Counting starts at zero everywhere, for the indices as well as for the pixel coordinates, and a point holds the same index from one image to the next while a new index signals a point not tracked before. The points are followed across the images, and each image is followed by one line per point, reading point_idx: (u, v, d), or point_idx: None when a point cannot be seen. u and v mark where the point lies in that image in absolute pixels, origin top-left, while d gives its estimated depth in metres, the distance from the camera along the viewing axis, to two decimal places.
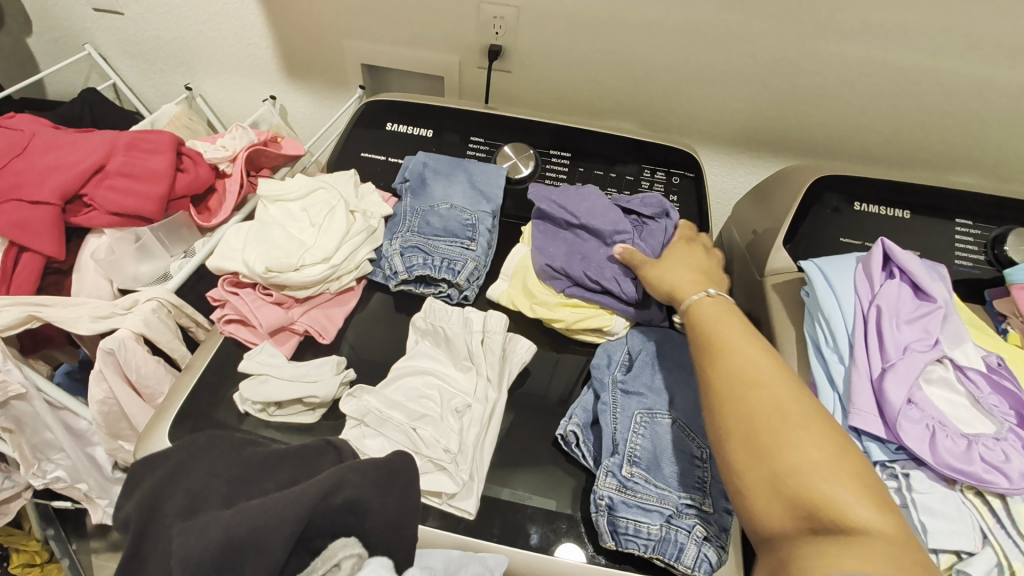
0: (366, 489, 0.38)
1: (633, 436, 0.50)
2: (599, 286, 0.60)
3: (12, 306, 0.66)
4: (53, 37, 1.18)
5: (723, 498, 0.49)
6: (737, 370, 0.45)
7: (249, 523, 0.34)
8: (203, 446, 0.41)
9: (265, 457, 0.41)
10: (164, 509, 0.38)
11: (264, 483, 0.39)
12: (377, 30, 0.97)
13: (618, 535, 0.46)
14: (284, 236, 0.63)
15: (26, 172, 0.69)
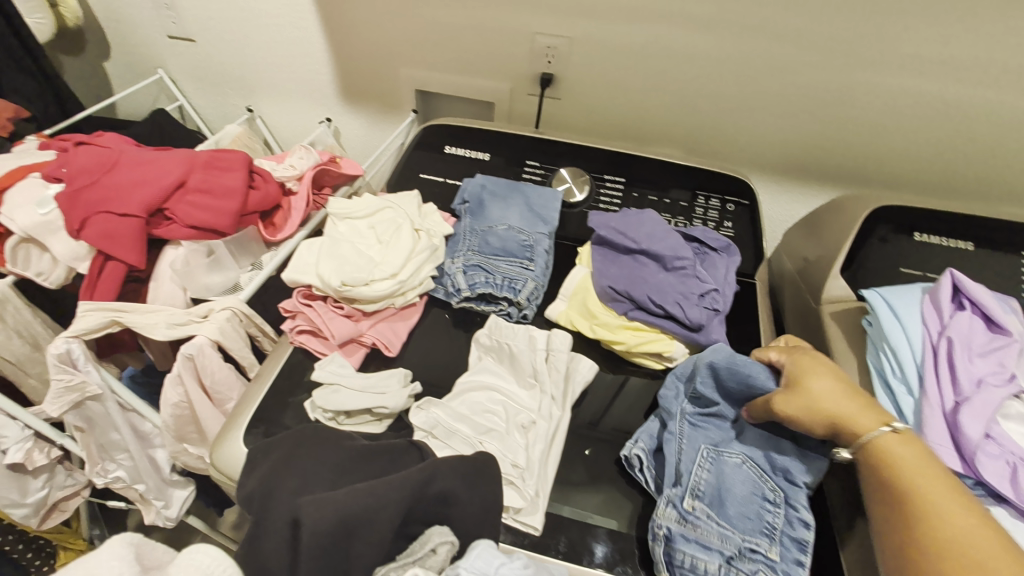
0: (455, 481, 0.45)
1: (698, 469, 0.51)
2: (663, 309, 0.61)
3: (96, 311, 0.70)
4: (128, 61, 1.27)
5: (794, 549, 0.48)
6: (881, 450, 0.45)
7: (362, 503, 0.41)
8: (309, 439, 0.50)
9: (362, 450, 0.48)
10: (274, 488, 0.45)
11: (361, 471, 0.46)
12: (434, 59, 1.02)
13: (674, 567, 0.47)
14: (353, 252, 0.66)
15: (114, 185, 0.73)
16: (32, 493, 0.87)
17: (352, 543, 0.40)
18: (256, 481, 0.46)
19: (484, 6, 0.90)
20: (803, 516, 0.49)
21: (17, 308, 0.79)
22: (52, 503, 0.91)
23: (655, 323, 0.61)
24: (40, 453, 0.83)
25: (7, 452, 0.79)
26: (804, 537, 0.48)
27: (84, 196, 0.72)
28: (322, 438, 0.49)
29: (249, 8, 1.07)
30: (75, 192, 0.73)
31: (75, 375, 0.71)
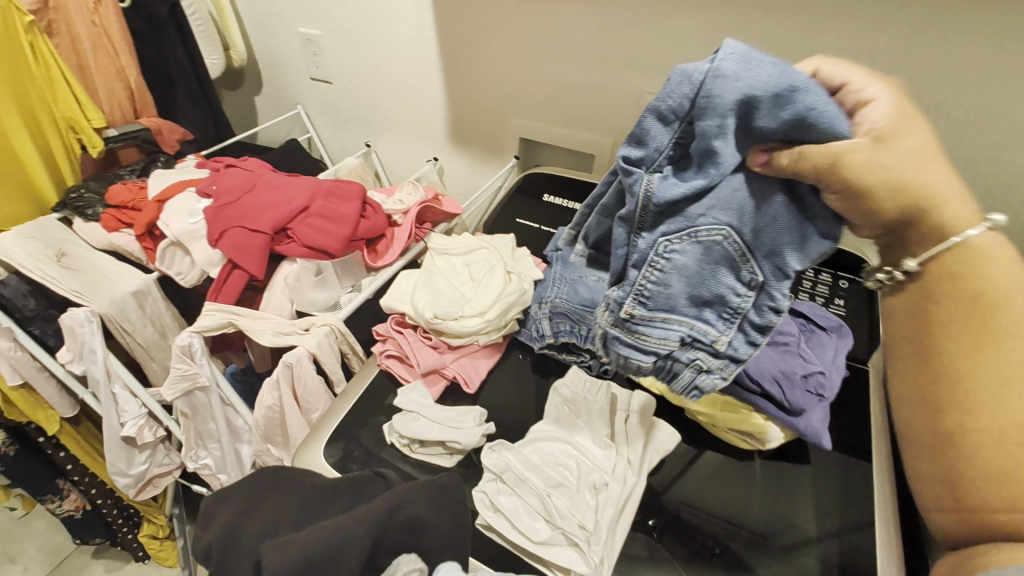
0: (422, 507, 0.43)
1: (647, 270, 0.46)
2: (761, 386, 0.56)
3: (218, 312, 0.78)
4: (275, 97, 1.46)
5: (752, 331, 0.46)
6: (960, 276, 0.39)
7: (326, 539, 0.37)
8: (263, 483, 0.46)
9: (322, 486, 0.46)
10: (232, 536, 0.41)
11: (325, 507, 0.45)
12: (541, 110, 1.07)
13: (619, 359, 0.51)
14: (447, 287, 0.69)
15: (251, 205, 0.83)
16: (135, 466, 0.97)
17: None
18: (214, 530, 0.41)
19: (596, 65, 0.94)
20: (776, 304, 0.44)
21: (155, 300, 0.90)
22: (148, 479, 1.00)
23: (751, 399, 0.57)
24: (149, 431, 0.92)
25: (125, 425, 0.89)
26: (771, 320, 0.45)
27: (226, 211, 0.83)
28: (281, 476, 0.47)
29: (382, 57, 1.20)
30: (220, 207, 0.83)
31: (190, 366, 0.79)
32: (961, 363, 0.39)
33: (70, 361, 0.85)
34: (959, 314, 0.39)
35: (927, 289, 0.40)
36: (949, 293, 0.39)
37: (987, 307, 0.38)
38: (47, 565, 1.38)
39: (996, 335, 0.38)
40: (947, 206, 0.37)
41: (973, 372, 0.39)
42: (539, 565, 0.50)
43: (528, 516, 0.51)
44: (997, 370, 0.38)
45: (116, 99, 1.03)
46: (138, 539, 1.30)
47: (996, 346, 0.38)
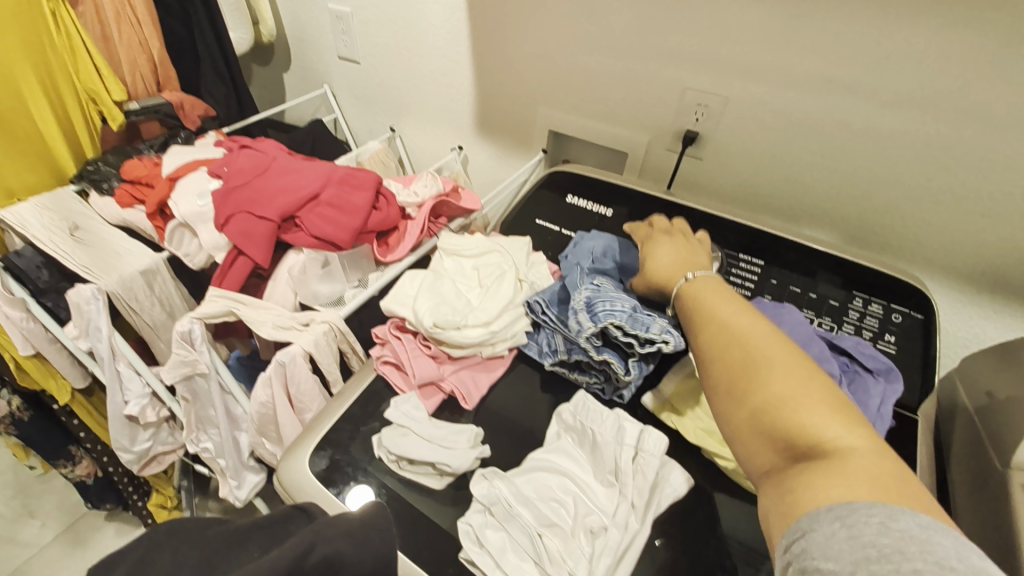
0: (342, 540, 0.32)
1: (600, 279, 0.62)
2: None
3: (220, 299, 0.76)
4: (303, 75, 1.42)
5: (678, 322, 0.58)
6: (723, 333, 0.44)
7: None
8: (164, 537, 0.34)
9: (230, 535, 0.35)
10: None
11: (233, 559, 0.33)
12: (574, 101, 1.00)
13: (597, 317, 0.55)
14: (453, 292, 0.64)
15: (261, 189, 0.80)
16: (139, 443, 0.97)
17: None
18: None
19: (636, 56, 0.87)
20: None
21: (164, 280, 0.89)
22: (151, 455, 1.00)
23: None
24: (152, 411, 0.92)
25: (128, 403, 0.89)
26: None
27: (235, 194, 0.80)
28: (181, 523, 0.35)
29: (411, 38, 1.14)
30: (229, 190, 0.80)
31: (190, 352, 0.77)
32: (715, 365, 0.43)
33: (77, 336, 0.84)
34: (704, 324, 0.46)
35: (697, 318, 0.48)
36: (703, 317, 0.47)
37: (719, 316, 0.46)
38: (62, 523, 1.43)
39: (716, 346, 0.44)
40: (699, 279, 0.52)
41: (725, 373, 0.42)
42: None
43: (516, 555, 0.47)
44: (731, 368, 0.42)
45: (139, 70, 1.02)
46: (147, 507, 1.32)
47: (735, 344, 0.43)
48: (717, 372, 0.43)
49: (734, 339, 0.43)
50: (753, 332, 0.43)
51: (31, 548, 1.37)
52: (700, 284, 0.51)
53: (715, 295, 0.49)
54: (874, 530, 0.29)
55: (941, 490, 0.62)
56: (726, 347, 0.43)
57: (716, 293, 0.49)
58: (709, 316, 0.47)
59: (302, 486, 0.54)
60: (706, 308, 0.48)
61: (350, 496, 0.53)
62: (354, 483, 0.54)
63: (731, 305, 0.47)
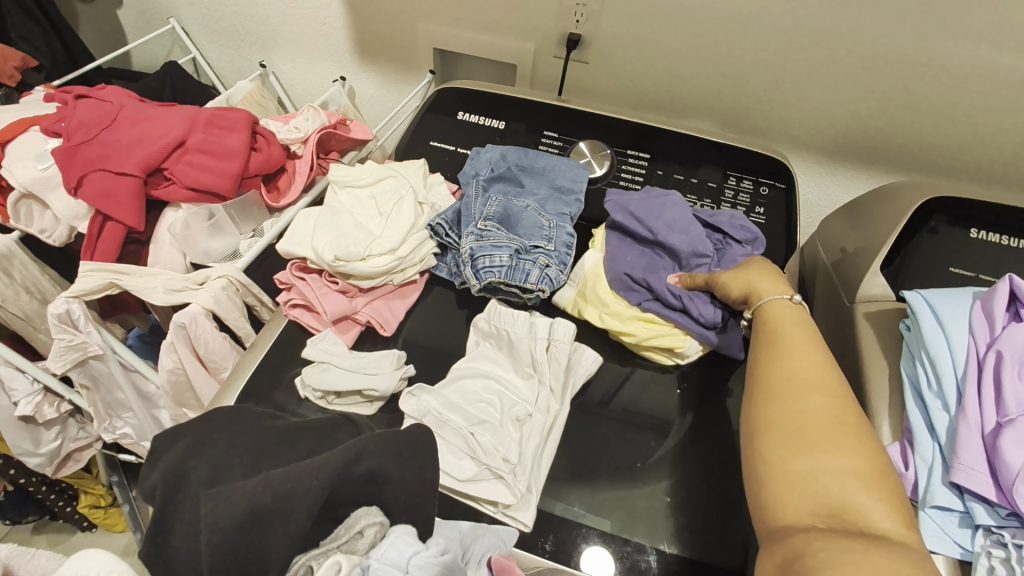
0: (388, 458, 0.39)
1: (489, 205, 0.61)
2: (680, 304, 0.57)
3: (96, 272, 0.69)
4: (142, 10, 1.23)
5: (564, 247, 0.60)
6: (793, 375, 0.48)
7: (272, 491, 0.35)
8: (224, 421, 0.43)
9: (283, 432, 0.43)
10: (178, 482, 0.39)
11: (281, 453, 0.41)
12: (454, 13, 0.95)
13: (479, 273, 0.57)
14: (351, 224, 0.63)
15: (113, 143, 0.71)
16: (45, 444, 0.90)
17: (259, 534, 0.34)
18: (160, 471, 0.40)
19: None
20: (569, 229, 0.62)
21: (23, 263, 0.79)
22: (65, 454, 0.94)
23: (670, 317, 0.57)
24: (50, 407, 0.84)
25: (18, 405, 0.81)
26: (571, 240, 0.61)
27: (82, 153, 0.70)
28: (238, 414, 0.44)
29: None
30: (73, 148, 0.70)
31: (76, 335, 0.70)
32: (765, 394, 0.48)
33: None
34: (771, 353, 0.51)
35: (770, 350, 0.51)
36: (774, 346, 0.51)
37: (790, 359, 0.49)
38: None
39: (773, 391, 0.48)
40: (782, 307, 0.54)
41: (776, 418, 0.46)
42: (467, 500, 0.49)
43: (453, 455, 0.50)
44: (785, 423, 0.45)
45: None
46: (79, 510, 1.26)
47: (790, 388, 0.47)
48: (771, 416, 0.46)
49: (797, 392, 0.47)
50: (816, 390, 0.46)
51: None
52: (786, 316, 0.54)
53: (798, 339, 0.51)
54: None
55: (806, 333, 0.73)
56: (783, 389, 0.47)
57: (796, 334, 0.52)
58: (779, 357, 0.50)
59: None
60: (784, 347, 0.51)
61: None
62: None
63: (801, 353, 0.50)
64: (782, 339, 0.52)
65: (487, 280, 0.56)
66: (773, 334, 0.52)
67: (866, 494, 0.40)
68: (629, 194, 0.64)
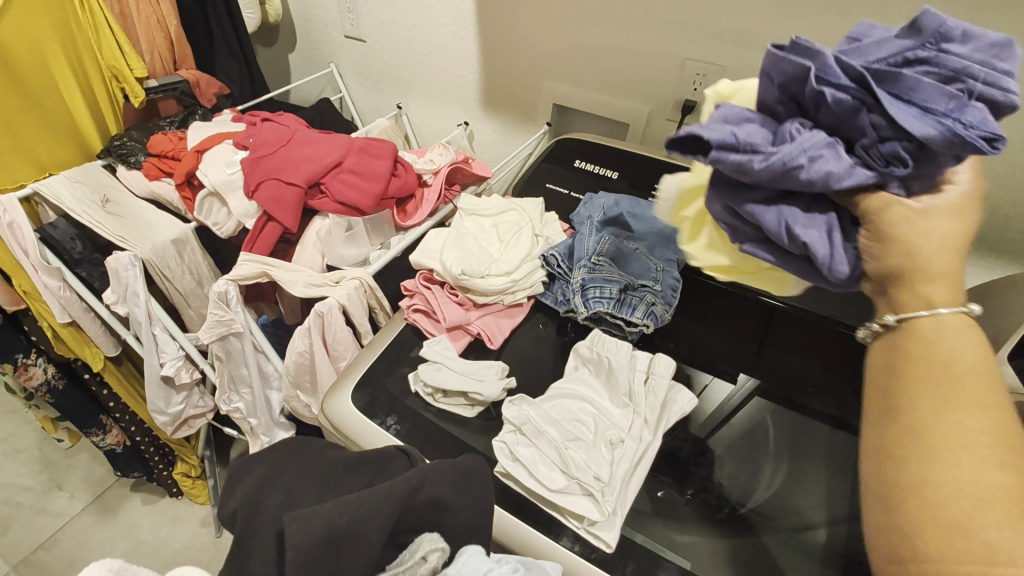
0: (446, 486, 0.40)
1: (601, 242, 0.67)
2: (800, 250, 0.40)
3: (252, 262, 0.81)
4: (311, 55, 1.46)
5: (669, 290, 0.65)
6: (950, 436, 0.32)
7: (348, 513, 0.34)
8: (291, 450, 0.42)
9: (345, 461, 0.42)
10: (255, 507, 0.37)
11: (346, 481, 0.41)
12: (579, 74, 1.05)
13: (588, 302, 0.62)
14: (475, 246, 0.71)
15: (287, 158, 0.85)
16: (173, 405, 1.02)
17: (336, 559, 0.33)
18: (239, 497, 0.37)
19: (639, 28, 0.92)
20: (675, 273, 0.66)
21: (193, 249, 0.94)
22: (184, 418, 1.06)
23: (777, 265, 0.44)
24: (186, 372, 0.98)
25: (164, 365, 0.95)
26: (676, 285, 0.65)
27: (262, 164, 0.84)
28: (304, 442, 0.43)
29: (417, 14, 1.18)
30: (257, 159, 0.85)
31: (227, 312, 0.82)
32: (898, 466, 0.33)
33: (115, 302, 0.89)
34: (915, 392, 0.34)
35: (914, 388, 0.34)
36: (921, 379, 0.34)
37: (947, 404, 0.32)
38: (90, 494, 1.49)
39: (919, 452, 0.32)
40: (951, 319, 0.35)
41: (927, 510, 0.31)
42: (552, 511, 0.52)
43: (545, 466, 0.53)
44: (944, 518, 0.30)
45: (157, 53, 1.05)
46: (173, 476, 1.39)
47: (939, 458, 0.31)
48: (912, 493, 0.32)
49: (956, 456, 0.31)
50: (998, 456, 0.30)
51: (63, 517, 1.44)
52: (951, 330, 0.34)
53: (977, 372, 0.33)
54: None
55: None
56: (935, 462, 0.31)
57: (966, 364, 0.33)
58: (924, 398, 0.33)
59: (347, 418, 0.60)
60: (938, 387, 0.33)
61: (391, 425, 0.59)
62: (394, 415, 0.60)
63: (964, 394, 0.32)
64: (945, 369, 0.34)
65: (594, 309, 0.61)
66: (921, 360, 0.35)
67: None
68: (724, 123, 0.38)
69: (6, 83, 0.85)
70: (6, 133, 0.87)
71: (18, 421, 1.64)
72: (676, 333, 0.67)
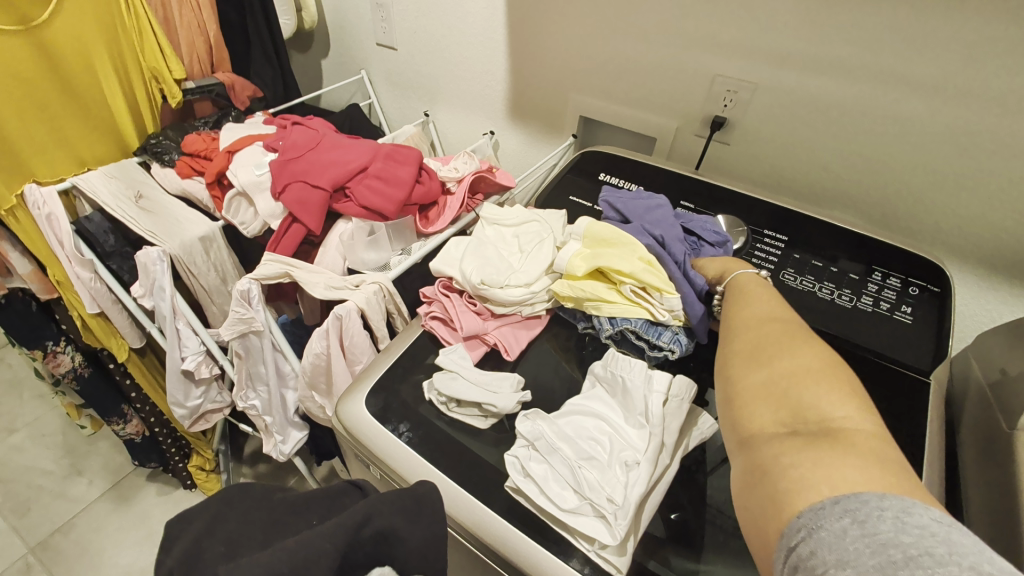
0: (395, 517, 0.38)
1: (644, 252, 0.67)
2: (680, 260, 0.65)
3: (275, 262, 0.82)
4: (343, 62, 1.49)
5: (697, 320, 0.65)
6: (748, 322, 0.52)
7: (289, 558, 0.33)
8: (233, 498, 0.42)
9: (291, 503, 0.43)
10: (195, 558, 0.36)
11: (292, 525, 0.41)
12: (606, 87, 1.05)
13: (614, 321, 0.63)
14: (496, 256, 0.71)
15: (314, 162, 0.86)
16: (192, 399, 1.04)
17: None
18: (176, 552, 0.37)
19: (669, 43, 0.92)
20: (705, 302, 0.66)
21: (219, 247, 0.96)
22: (202, 412, 1.08)
23: (675, 276, 0.63)
24: (206, 367, 0.99)
25: (186, 359, 0.96)
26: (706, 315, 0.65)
27: (290, 166, 0.86)
28: (248, 489, 0.43)
29: (448, 25, 1.20)
30: (285, 162, 0.86)
31: (248, 311, 0.83)
32: (728, 345, 0.51)
33: (142, 295, 0.92)
34: (732, 310, 0.55)
35: (731, 308, 0.55)
36: (735, 304, 0.55)
37: (747, 310, 0.53)
38: (108, 481, 1.52)
39: (731, 342, 0.51)
40: (744, 274, 0.60)
41: (742, 358, 0.48)
42: (563, 531, 0.51)
43: (557, 484, 0.52)
44: (746, 359, 0.47)
45: (194, 54, 1.09)
46: (187, 468, 1.41)
47: (745, 332, 0.51)
48: (738, 372, 0.47)
49: (752, 332, 0.50)
50: (772, 327, 0.49)
51: (81, 502, 1.47)
52: (746, 280, 0.58)
53: (761, 294, 0.55)
54: (891, 529, 0.29)
55: (948, 455, 0.65)
56: (743, 336, 0.50)
57: (757, 291, 0.56)
58: (732, 319, 0.54)
59: (359, 422, 0.60)
60: (740, 305, 0.55)
61: (402, 432, 0.59)
62: (406, 422, 0.60)
63: (757, 304, 0.53)
64: (744, 296, 0.56)
65: (621, 326, 0.62)
66: (732, 296, 0.57)
67: (822, 394, 0.40)
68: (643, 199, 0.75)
69: (54, 83, 0.88)
70: (51, 130, 0.90)
71: (45, 406, 1.69)
72: (698, 353, 0.65)
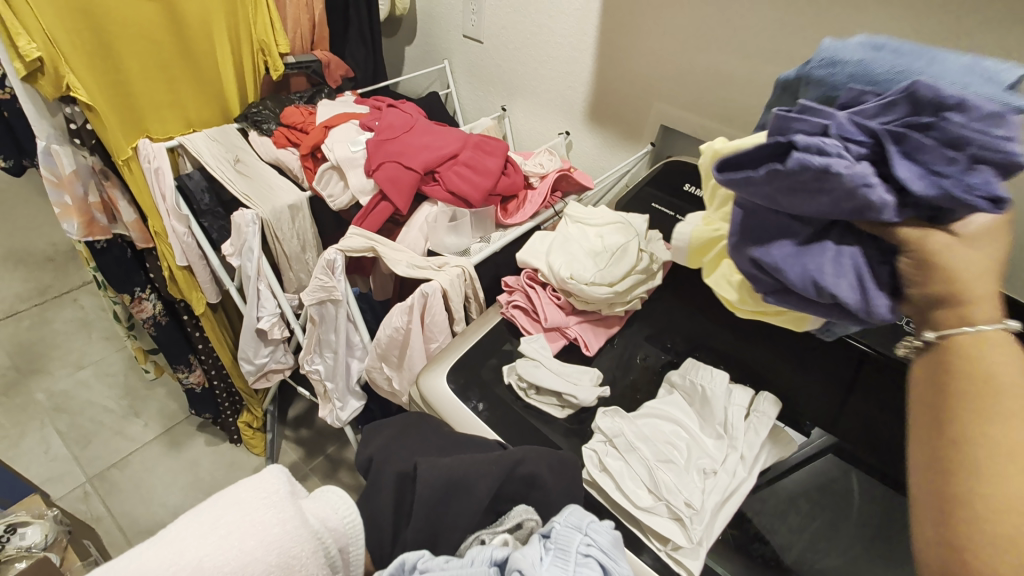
0: (543, 468, 0.46)
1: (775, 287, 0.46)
2: (834, 300, 0.42)
3: (360, 236, 0.85)
4: (427, 51, 1.53)
5: None
6: (990, 433, 0.34)
7: (461, 467, 0.45)
8: (416, 422, 0.56)
9: (456, 439, 0.53)
10: (387, 458, 0.49)
11: (457, 449, 0.51)
12: (693, 100, 1.05)
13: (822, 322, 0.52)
14: (582, 254, 0.72)
15: (408, 144, 0.90)
16: (259, 357, 1.09)
17: (450, 500, 0.43)
18: (376, 447, 0.51)
19: (766, 61, 0.91)
20: None
21: (304, 216, 1.00)
22: (265, 370, 1.12)
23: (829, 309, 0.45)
24: (278, 329, 1.04)
25: (261, 319, 1.01)
26: None
27: (385, 146, 0.90)
28: (426, 420, 0.56)
29: (538, 24, 1.22)
30: (381, 141, 0.90)
31: (330, 279, 0.87)
32: (942, 466, 0.35)
33: (231, 254, 0.97)
34: (947, 393, 0.37)
35: (943, 383, 0.37)
36: (965, 379, 0.36)
37: (982, 394, 0.35)
38: (162, 426, 1.60)
39: (951, 460, 0.34)
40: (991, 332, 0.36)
41: (967, 506, 0.33)
42: (635, 527, 0.52)
43: (632, 482, 0.53)
44: (974, 508, 0.32)
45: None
46: (237, 423, 1.48)
47: (978, 454, 0.33)
48: (965, 534, 0.32)
49: (995, 459, 0.33)
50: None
51: (136, 442, 1.56)
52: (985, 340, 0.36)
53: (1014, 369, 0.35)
54: None
55: None
56: (977, 465, 0.33)
57: (1004, 362, 0.36)
58: (954, 417, 0.35)
59: (439, 396, 0.62)
60: (969, 382, 0.36)
61: (481, 412, 0.61)
62: (483, 403, 0.62)
63: (1004, 393, 0.34)
64: (984, 369, 0.36)
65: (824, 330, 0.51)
66: (955, 363, 0.37)
67: None
68: (809, 127, 0.40)
69: (178, 49, 0.94)
70: (169, 90, 0.96)
71: (111, 348, 1.79)
72: (775, 372, 0.65)
